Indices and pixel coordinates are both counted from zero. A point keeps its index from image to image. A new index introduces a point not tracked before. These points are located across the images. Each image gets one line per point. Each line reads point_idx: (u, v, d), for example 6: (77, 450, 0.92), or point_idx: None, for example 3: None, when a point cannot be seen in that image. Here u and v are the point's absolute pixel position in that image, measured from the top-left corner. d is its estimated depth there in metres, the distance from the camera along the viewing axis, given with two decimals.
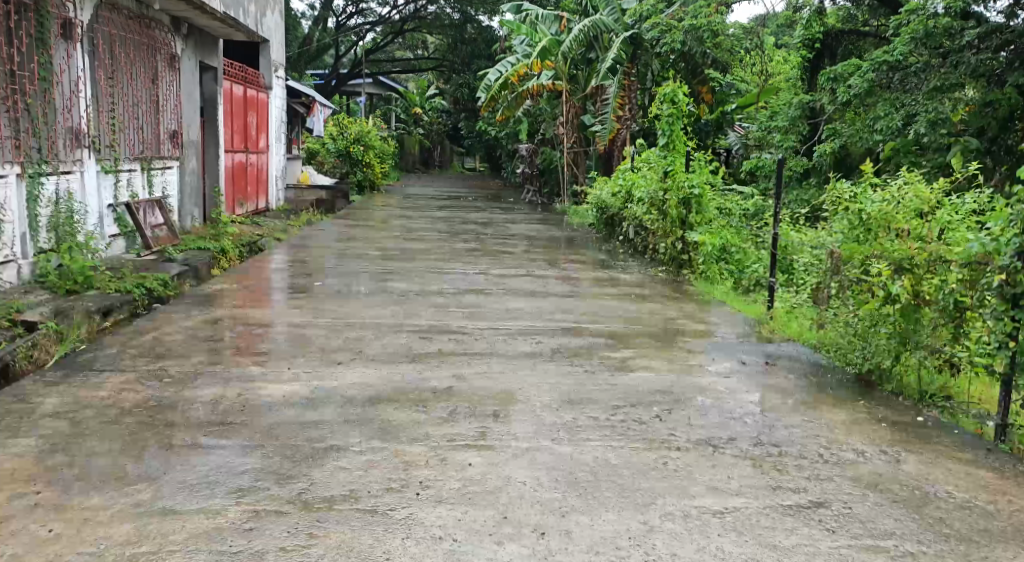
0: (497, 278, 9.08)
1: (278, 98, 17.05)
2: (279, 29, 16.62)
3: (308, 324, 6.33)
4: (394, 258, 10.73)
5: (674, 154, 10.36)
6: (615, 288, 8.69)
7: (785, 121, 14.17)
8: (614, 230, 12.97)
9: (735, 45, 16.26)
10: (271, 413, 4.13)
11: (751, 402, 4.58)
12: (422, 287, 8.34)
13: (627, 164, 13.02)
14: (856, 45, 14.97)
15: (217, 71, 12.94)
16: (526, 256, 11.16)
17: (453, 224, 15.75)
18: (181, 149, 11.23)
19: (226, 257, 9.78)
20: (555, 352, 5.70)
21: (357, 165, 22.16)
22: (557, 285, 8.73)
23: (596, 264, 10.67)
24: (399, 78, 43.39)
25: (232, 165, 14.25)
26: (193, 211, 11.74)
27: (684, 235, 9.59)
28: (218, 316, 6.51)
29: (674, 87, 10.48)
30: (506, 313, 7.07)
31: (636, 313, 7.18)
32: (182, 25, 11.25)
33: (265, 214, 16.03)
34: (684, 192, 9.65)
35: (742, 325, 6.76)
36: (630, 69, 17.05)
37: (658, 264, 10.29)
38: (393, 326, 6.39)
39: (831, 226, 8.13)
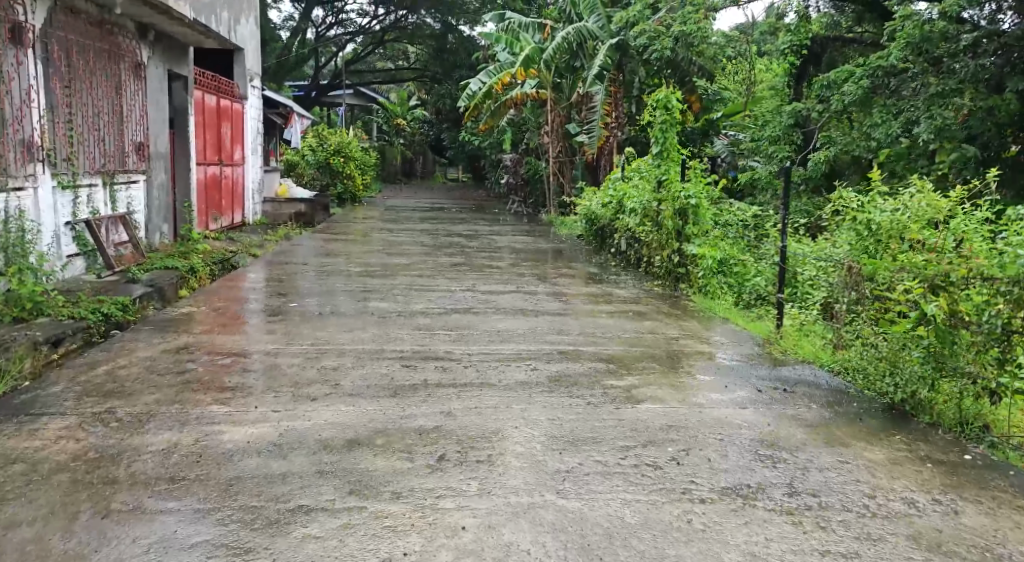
0: (484, 296, 8.57)
1: (254, 108, 16.48)
2: (254, 37, 16.09)
3: (280, 351, 5.79)
4: (374, 274, 10.21)
5: (668, 162, 9.90)
6: (610, 305, 8.19)
7: (778, 129, 13.73)
8: (605, 242, 12.49)
9: (721, 52, 15.82)
10: (233, 463, 3.60)
11: (776, 438, 4.06)
12: (405, 306, 7.81)
13: (617, 174, 12.54)
14: (843, 52, 14.63)
15: (187, 80, 12.37)
16: (514, 271, 10.65)
17: (437, 237, 15.21)
18: (147, 162, 10.64)
19: (196, 277, 9.20)
20: (552, 381, 5.19)
21: (337, 176, 21.62)
22: (548, 302, 8.24)
23: (586, 278, 10.18)
24: (381, 90, 43.09)
25: (204, 177, 13.66)
26: (161, 226, 11.14)
27: (681, 247, 9.17)
28: (181, 344, 5.98)
29: (667, 91, 10.00)
30: (496, 334, 6.56)
31: (636, 334, 6.69)
32: (148, 32, 10.70)
33: (240, 228, 15.44)
34: (681, 203, 9.21)
35: (751, 345, 6.26)
36: (615, 75, 16.66)
37: (654, 278, 9.83)
38: (374, 353, 5.86)
39: (838, 236, 7.63)
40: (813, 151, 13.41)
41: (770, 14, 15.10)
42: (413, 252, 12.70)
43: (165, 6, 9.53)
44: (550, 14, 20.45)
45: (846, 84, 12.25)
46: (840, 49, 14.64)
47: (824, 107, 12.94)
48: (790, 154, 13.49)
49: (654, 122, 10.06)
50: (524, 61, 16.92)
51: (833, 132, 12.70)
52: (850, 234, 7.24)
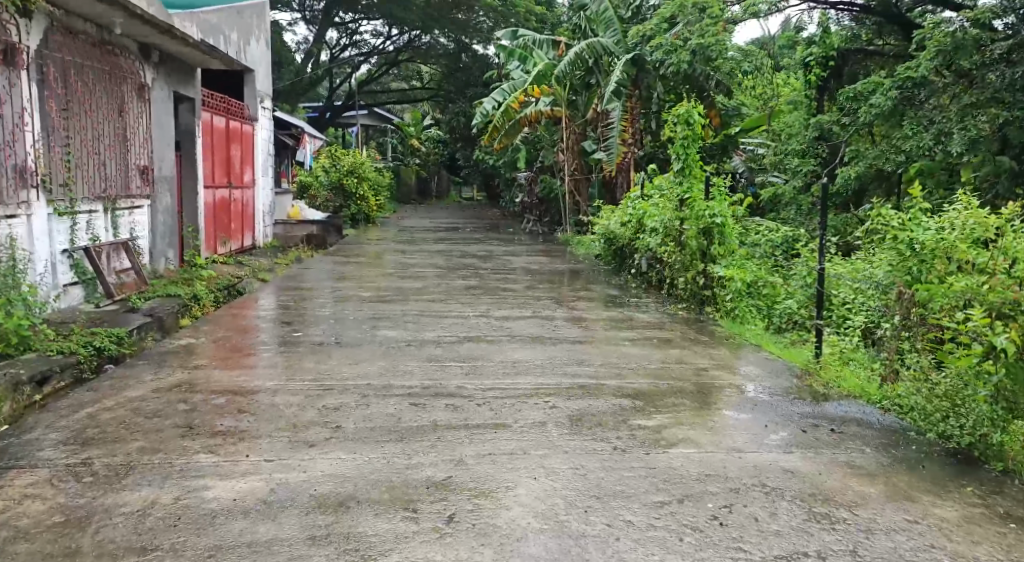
0: (500, 322, 8.14)
1: (264, 130, 16.18)
2: (264, 57, 15.82)
3: (279, 389, 5.38)
4: (386, 299, 9.82)
5: (692, 179, 9.50)
6: (632, 330, 7.74)
7: (802, 144, 13.26)
8: (624, 262, 12.05)
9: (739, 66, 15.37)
10: (225, 532, 3.25)
11: (828, 490, 3.62)
12: (416, 335, 7.39)
13: (637, 191, 12.11)
14: (866, 64, 14.12)
15: (194, 101, 12.06)
16: (530, 294, 10.22)
17: (450, 258, 14.81)
18: (152, 186, 10.31)
19: (199, 305, 8.84)
20: (573, 420, 4.75)
21: (351, 198, 21.31)
22: (567, 328, 7.80)
23: (606, 301, 9.73)
24: (395, 111, 42.94)
25: (213, 201, 13.34)
26: (167, 252, 10.78)
27: (706, 269, 8.73)
28: (175, 379, 5.58)
29: (689, 105, 9.52)
30: (512, 366, 6.12)
31: (662, 364, 6.24)
32: (152, 52, 10.39)
33: (250, 252, 15.09)
34: (705, 222, 8.75)
35: (788, 377, 5.78)
36: (632, 90, 16.28)
37: (677, 300, 9.37)
38: (381, 390, 5.44)
39: (877, 256, 7.22)
40: (840, 165, 12.91)
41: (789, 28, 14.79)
42: (426, 274, 12.28)
43: (168, 25, 9.19)
44: (565, 30, 20.12)
45: (873, 95, 11.74)
46: (862, 61, 14.14)
47: (851, 120, 12.47)
48: (815, 168, 13.05)
49: (675, 139, 9.61)
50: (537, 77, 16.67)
51: (861, 147, 12.14)
52: (890, 255, 6.84)
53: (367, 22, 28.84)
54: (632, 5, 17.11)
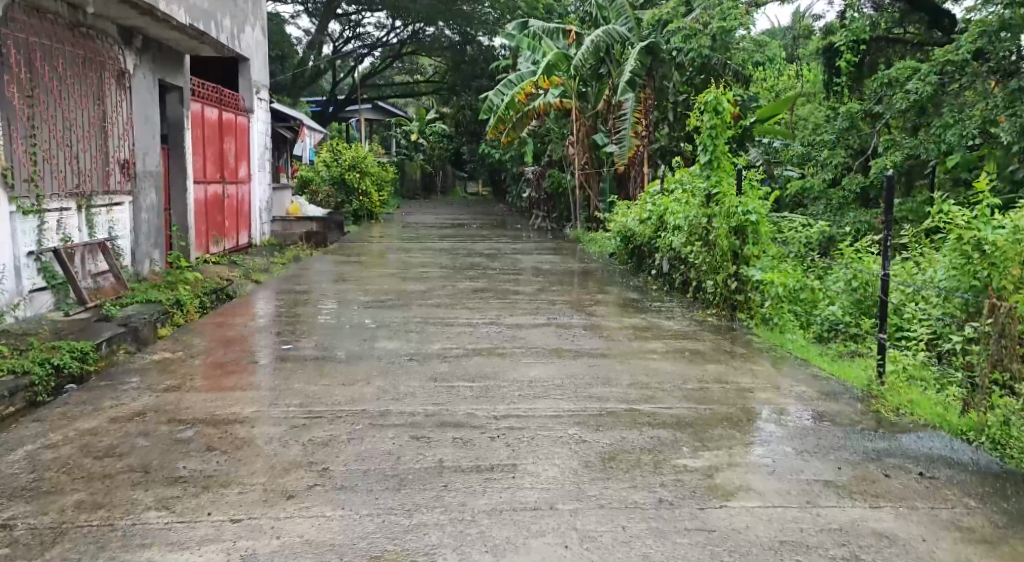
0: (512, 331, 7.38)
1: (261, 122, 15.38)
2: (260, 45, 15.02)
3: (258, 417, 4.61)
4: (388, 303, 9.07)
5: (720, 173, 8.70)
6: (661, 342, 6.97)
7: (832, 132, 12.31)
8: (643, 262, 11.29)
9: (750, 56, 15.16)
10: None
11: None
12: (418, 348, 6.62)
13: (656, 186, 11.37)
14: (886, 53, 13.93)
15: (182, 91, 11.27)
16: (543, 298, 9.44)
17: (456, 257, 14.04)
18: (134, 182, 9.53)
19: (182, 311, 8.08)
20: (611, 460, 3.98)
21: (353, 194, 20.67)
22: (587, 339, 7.03)
23: (626, 305, 8.96)
24: (399, 105, 42.21)
25: (203, 198, 12.55)
26: (153, 252, 10.00)
27: (738, 271, 7.92)
28: (138, 405, 4.82)
29: (717, 93, 8.75)
30: (529, 387, 5.35)
31: (700, 384, 5.45)
32: (134, 37, 9.63)
33: (245, 251, 14.30)
34: (738, 219, 7.92)
35: (847, 401, 4.99)
36: (645, 83, 15.33)
37: (705, 304, 8.58)
38: (378, 418, 4.68)
39: (940, 258, 6.42)
40: (873, 157, 12.11)
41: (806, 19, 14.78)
42: (431, 275, 11.52)
43: (148, 5, 8.42)
44: (575, 19, 19.38)
45: (911, 82, 10.93)
46: (883, 49, 13.82)
47: (886, 109, 11.65)
48: (846, 160, 12.10)
49: (702, 128, 8.86)
50: (546, 68, 16.10)
51: (899, 136, 11.26)
52: (955, 256, 6.04)
53: (371, 14, 28.09)
54: None
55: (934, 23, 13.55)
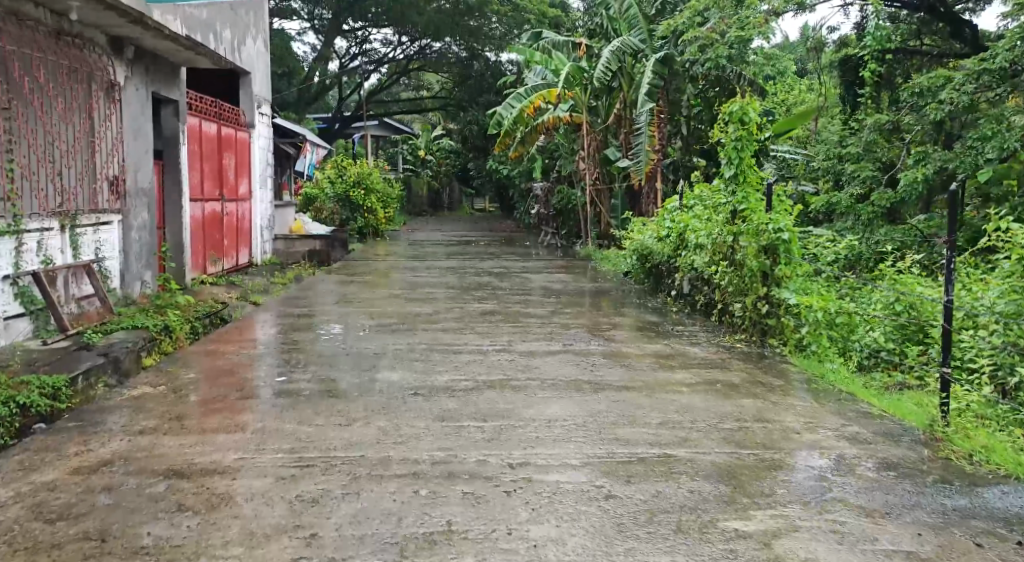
0: (524, 359, 6.81)
1: (262, 137, 14.86)
2: (262, 58, 14.53)
3: (242, 466, 4.06)
4: (391, 327, 8.51)
5: (746, 188, 8.15)
6: (687, 372, 6.39)
7: (859, 145, 12.02)
8: (660, 283, 10.71)
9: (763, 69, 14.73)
10: None
11: None
12: (422, 381, 6.05)
13: (674, 202, 10.85)
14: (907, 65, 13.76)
15: (178, 105, 10.77)
16: (557, 321, 8.88)
17: (463, 276, 13.51)
18: (123, 201, 9.01)
19: (171, 338, 7.54)
20: (646, 522, 3.43)
21: (357, 211, 20.14)
22: (608, 369, 6.46)
23: (645, 329, 8.38)
24: (405, 121, 41.87)
25: (200, 215, 12.02)
26: (145, 273, 9.47)
27: (770, 293, 7.34)
28: (107, 451, 4.26)
29: (743, 102, 8.21)
30: (548, 428, 4.79)
31: (738, 423, 4.87)
32: (126, 47, 9.14)
33: (244, 270, 13.76)
34: (769, 238, 7.37)
35: (908, 446, 4.41)
36: (661, 94, 15.23)
37: (731, 329, 7.99)
38: (377, 468, 4.12)
39: (998, 280, 5.89)
40: (902, 171, 11.63)
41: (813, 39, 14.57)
42: (437, 296, 10.97)
43: (136, 12, 7.94)
44: (584, 32, 18.89)
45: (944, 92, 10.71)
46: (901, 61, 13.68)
47: (920, 121, 11.29)
48: (874, 175, 11.75)
49: (727, 140, 8.31)
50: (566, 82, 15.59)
51: (928, 147, 10.82)
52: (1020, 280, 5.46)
53: (377, 30, 27.70)
54: (658, 2, 15.81)
55: (954, 35, 13.31)
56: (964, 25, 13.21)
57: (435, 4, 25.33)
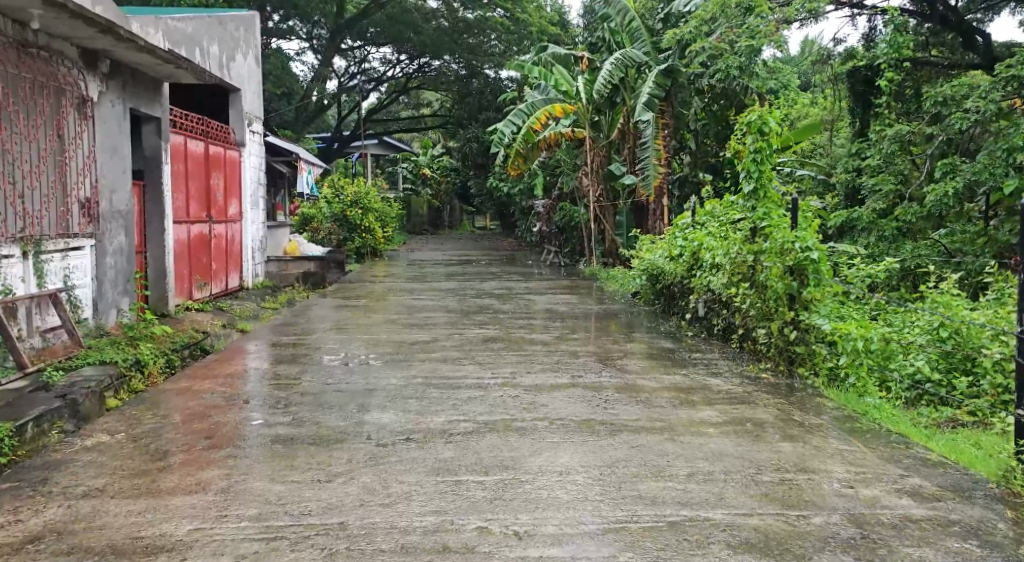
0: (530, 396, 6.14)
1: (255, 155, 14.25)
2: (253, 74, 13.96)
3: (196, 547, 3.49)
4: (386, 357, 7.87)
5: (768, 204, 7.53)
6: (711, 408, 5.74)
7: (878, 157, 11.60)
8: (672, 305, 10.08)
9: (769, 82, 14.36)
10: None
11: None
12: (415, 423, 5.39)
13: (686, 219, 10.23)
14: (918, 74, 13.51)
15: (160, 122, 10.14)
16: (563, 348, 8.23)
17: (464, 298, 12.87)
18: (97, 224, 8.38)
19: (143, 373, 6.91)
20: None
21: (356, 230, 19.51)
22: (624, 407, 5.80)
23: (660, 357, 7.74)
24: (405, 140, 41.44)
25: (184, 238, 11.37)
26: (122, 301, 8.82)
27: (798, 318, 6.68)
28: (40, 526, 3.66)
29: (761, 112, 7.59)
30: (560, 482, 4.15)
31: (780, 475, 4.21)
32: (102, 61, 8.54)
33: (234, 295, 13.10)
34: (796, 257, 6.72)
35: (984, 506, 3.78)
36: (665, 107, 14.59)
37: (754, 357, 7.32)
38: (359, 542, 3.53)
39: None
40: (927, 185, 11.09)
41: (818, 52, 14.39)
42: (436, 321, 10.32)
43: (107, 22, 7.32)
44: (587, 46, 18.31)
45: (970, 101, 10.30)
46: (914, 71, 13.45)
47: (945, 130, 10.89)
48: (898, 187, 11.26)
49: (744, 152, 7.68)
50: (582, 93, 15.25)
51: (956, 159, 10.53)
52: None
53: (375, 49, 27.23)
54: (662, 14, 15.16)
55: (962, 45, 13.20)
56: (976, 34, 13.01)
57: (434, 22, 24.94)
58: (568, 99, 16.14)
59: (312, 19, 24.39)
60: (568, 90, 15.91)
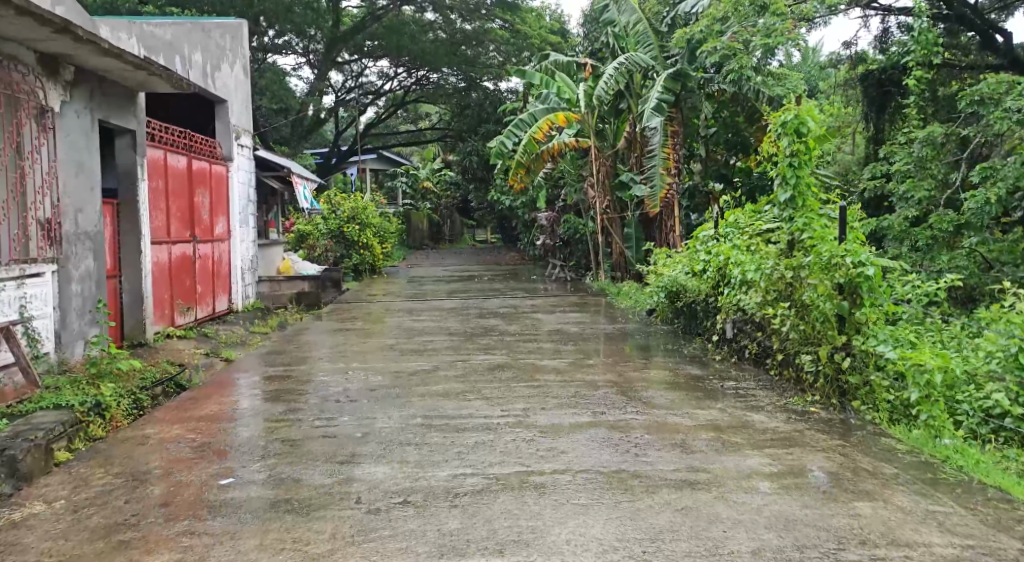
0: (547, 440, 5.29)
1: (243, 171, 13.42)
2: (241, 85, 13.14)
3: None
4: (381, 390, 7.03)
5: (808, 214, 6.69)
6: (762, 452, 4.93)
7: (908, 161, 10.70)
8: (694, 324, 9.26)
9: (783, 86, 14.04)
10: None
11: None
12: (414, 480, 4.53)
13: (708, 230, 9.41)
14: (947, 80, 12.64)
15: (135, 135, 9.31)
16: (579, 377, 7.41)
17: (467, 319, 12.04)
18: (60, 248, 7.57)
19: (104, 417, 6.08)
20: None
21: (353, 246, 18.67)
22: (658, 453, 4.96)
23: (688, 386, 6.91)
24: (403, 154, 40.68)
25: (164, 260, 10.54)
26: (90, 331, 7.98)
27: (853, 343, 5.84)
28: None
29: (797, 111, 6.74)
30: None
31: (868, 555, 3.54)
32: (66, 68, 7.74)
33: (222, 319, 12.27)
34: (848, 274, 5.87)
35: None
36: (675, 112, 13.64)
37: (798, 386, 6.48)
38: None
39: None
40: (966, 191, 10.26)
41: (834, 53, 13.65)
42: (438, 347, 9.47)
43: (62, 21, 6.52)
44: (589, 54, 17.47)
45: (1010, 98, 9.44)
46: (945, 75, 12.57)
47: (982, 130, 10.09)
48: (931, 194, 10.39)
49: (779, 156, 6.87)
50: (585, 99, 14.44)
51: (994, 163, 9.66)
52: None
53: (372, 63, 26.46)
54: (668, 17, 14.37)
55: (986, 44, 12.41)
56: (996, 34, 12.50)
57: (431, 34, 24.07)
58: (571, 107, 15.30)
59: (308, 34, 23.62)
60: (571, 98, 15.15)
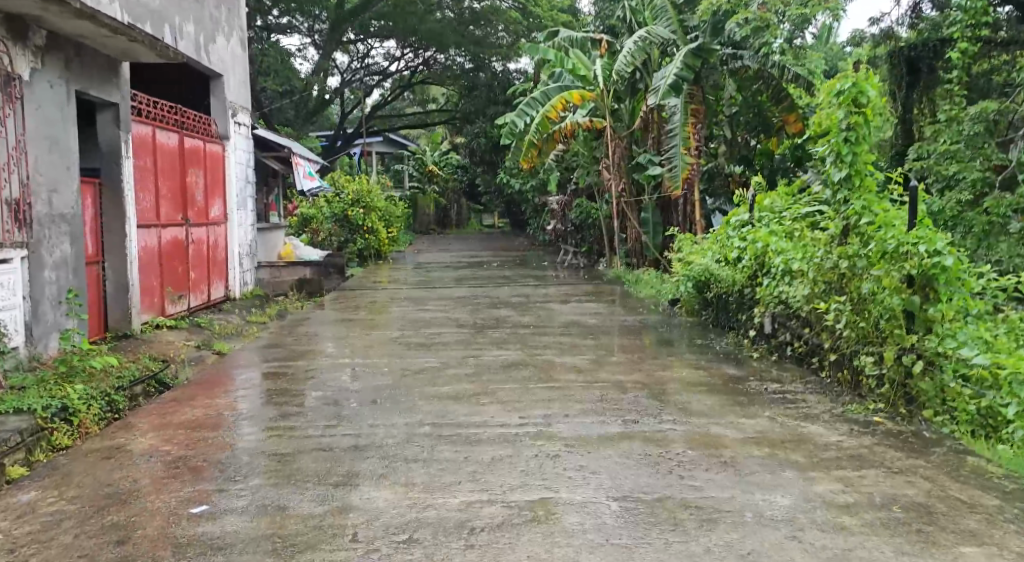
0: (575, 457, 4.55)
1: (241, 150, 12.64)
2: (238, 60, 12.35)
3: None
4: (383, 392, 6.30)
5: (865, 196, 5.90)
6: (831, 476, 4.20)
7: (955, 140, 9.97)
8: (726, 316, 8.49)
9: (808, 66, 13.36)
10: None
11: None
12: (421, 510, 3.81)
13: (740, 215, 8.62)
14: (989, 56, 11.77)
15: (119, 109, 8.57)
16: (604, 377, 6.66)
17: (477, 309, 11.30)
18: (31, 231, 6.85)
19: (70, 424, 5.37)
20: None
21: (358, 231, 17.92)
22: (709, 474, 4.24)
23: (727, 388, 6.16)
24: (410, 137, 39.89)
25: (153, 244, 9.83)
26: (65, 322, 7.27)
27: (926, 343, 5.07)
28: None
29: (855, 79, 5.96)
30: None
31: None
32: (36, 32, 7.00)
33: (218, 307, 11.57)
34: (922, 264, 5.09)
35: None
36: (695, 89, 12.71)
37: (854, 390, 5.73)
38: None
39: None
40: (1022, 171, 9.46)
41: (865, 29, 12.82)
42: (446, 340, 8.75)
43: None
44: (604, 31, 16.68)
45: None
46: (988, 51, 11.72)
47: None
48: (984, 174, 9.68)
49: (833, 131, 6.08)
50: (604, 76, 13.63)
51: None
52: None
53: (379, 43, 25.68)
54: None
55: None
56: None
57: (438, 13, 23.17)
58: (585, 85, 14.46)
59: (312, 12, 22.87)
60: (586, 74, 14.28)
